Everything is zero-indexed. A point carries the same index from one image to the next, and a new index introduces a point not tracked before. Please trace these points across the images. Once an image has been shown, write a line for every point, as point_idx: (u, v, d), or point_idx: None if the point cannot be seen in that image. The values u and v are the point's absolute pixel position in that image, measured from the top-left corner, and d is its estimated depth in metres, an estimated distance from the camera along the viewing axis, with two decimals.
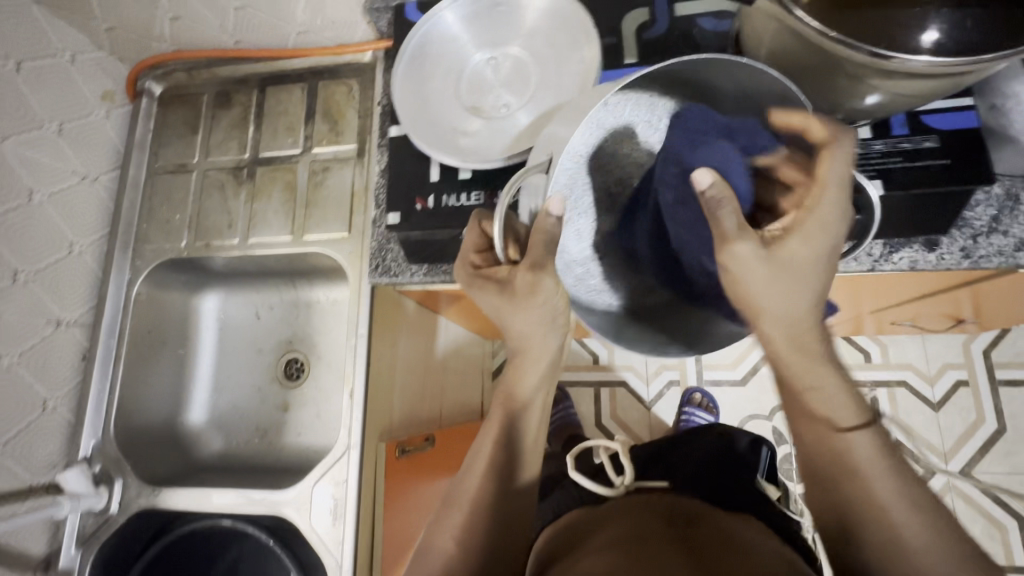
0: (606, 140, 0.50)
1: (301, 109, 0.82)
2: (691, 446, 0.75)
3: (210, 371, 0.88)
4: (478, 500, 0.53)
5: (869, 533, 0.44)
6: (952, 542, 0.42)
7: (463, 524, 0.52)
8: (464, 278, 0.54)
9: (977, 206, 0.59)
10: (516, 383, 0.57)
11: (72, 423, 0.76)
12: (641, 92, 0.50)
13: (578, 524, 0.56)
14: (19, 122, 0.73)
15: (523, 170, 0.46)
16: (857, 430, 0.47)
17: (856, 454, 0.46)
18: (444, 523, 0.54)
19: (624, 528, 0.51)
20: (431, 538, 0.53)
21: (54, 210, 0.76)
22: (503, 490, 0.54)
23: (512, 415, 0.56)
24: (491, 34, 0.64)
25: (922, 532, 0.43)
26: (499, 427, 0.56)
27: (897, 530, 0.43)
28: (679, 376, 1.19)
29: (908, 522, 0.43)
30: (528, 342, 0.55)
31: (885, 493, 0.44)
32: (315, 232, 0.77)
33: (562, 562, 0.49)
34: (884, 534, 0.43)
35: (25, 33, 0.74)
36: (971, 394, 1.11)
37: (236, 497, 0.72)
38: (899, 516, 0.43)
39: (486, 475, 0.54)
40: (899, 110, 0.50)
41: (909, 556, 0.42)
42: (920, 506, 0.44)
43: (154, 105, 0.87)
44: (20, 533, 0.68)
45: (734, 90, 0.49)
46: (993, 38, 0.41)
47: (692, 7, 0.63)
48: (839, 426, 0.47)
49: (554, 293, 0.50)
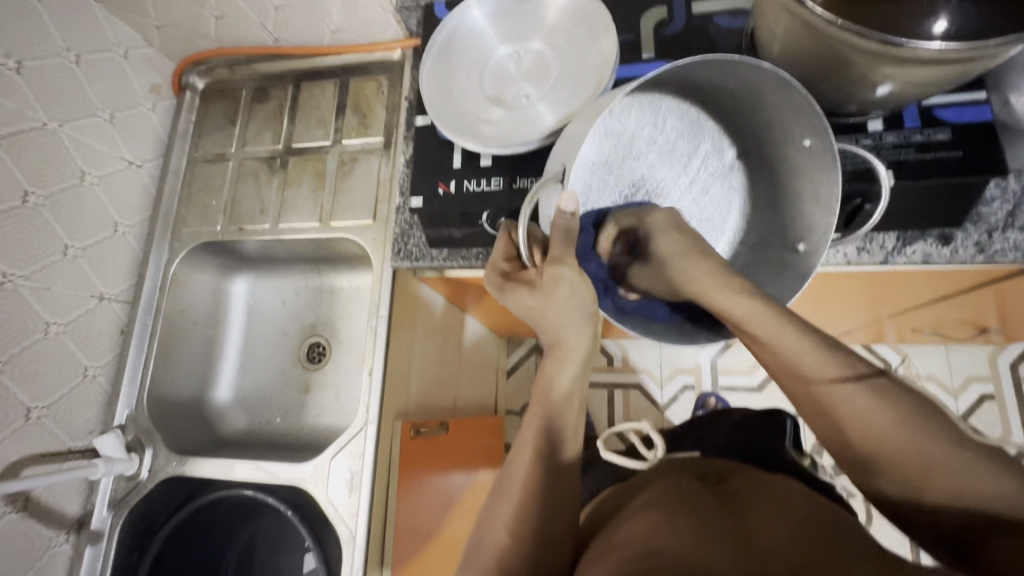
0: (620, 142, 0.57)
1: (332, 103, 0.86)
2: (715, 422, 0.77)
3: (238, 351, 0.93)
4: (529, 492, 0.50)
5: (862, 450, 0.44)
6: (927, 425, 0.42)
7: (516, 516, 0.49)
8: (495, 287, 0.56)
9: (993, 202, 0.60)
10: (554, 380, 0.55)
11: (109, 392, 0.80)
12: (644, 95, 0.57)
13: (615, 496, 0.59)
14: (75, 108, 0.79)
15: (540, 182, 0.49)
16: (846, 382, 0.45)
17: (833, 390, 0.45)
18: (494, 515, 0.50)
19: (661, 487, 0.53)
20: (483, 534, 0.50)
21: (102, 192, 0.82)
22: (550, 474, 0.51)
23: (551, 410, 0.54)
24: (514, 28, 0.67)
25: (903, 425, 0.43)
26: (542, 419, 0.54)
27: (886, 441, 0.43)
28: (694, 381, 1.19)
29: (889, 423, 0.43)
30: (563, 337, 0.54)
31: (864, 404, 0.44)
32: (342, 219, 0.81)
33: (606, 527, 0.51)
34: (873, 445, 0.44)
35: (86, 30, 0.80)
36: (996, 408, 1.08)
37: (255, 470, 0.75)
38: (884, 427, 0.43)
39: (533, 464, 0.51)
40: (910, 101, 0.51)
41: (900, 460, 0.42)
42: (894, 401, 0.44)
43: (197, 98, 0.93)
44: (58, 493, 0.73)
45: (733, 80, 0.54)
46: (1002, 24, 0.42)
47: (708, 6, 0.65)
48: (823, 380, 0.45)
49: (579, 282, 0.50)
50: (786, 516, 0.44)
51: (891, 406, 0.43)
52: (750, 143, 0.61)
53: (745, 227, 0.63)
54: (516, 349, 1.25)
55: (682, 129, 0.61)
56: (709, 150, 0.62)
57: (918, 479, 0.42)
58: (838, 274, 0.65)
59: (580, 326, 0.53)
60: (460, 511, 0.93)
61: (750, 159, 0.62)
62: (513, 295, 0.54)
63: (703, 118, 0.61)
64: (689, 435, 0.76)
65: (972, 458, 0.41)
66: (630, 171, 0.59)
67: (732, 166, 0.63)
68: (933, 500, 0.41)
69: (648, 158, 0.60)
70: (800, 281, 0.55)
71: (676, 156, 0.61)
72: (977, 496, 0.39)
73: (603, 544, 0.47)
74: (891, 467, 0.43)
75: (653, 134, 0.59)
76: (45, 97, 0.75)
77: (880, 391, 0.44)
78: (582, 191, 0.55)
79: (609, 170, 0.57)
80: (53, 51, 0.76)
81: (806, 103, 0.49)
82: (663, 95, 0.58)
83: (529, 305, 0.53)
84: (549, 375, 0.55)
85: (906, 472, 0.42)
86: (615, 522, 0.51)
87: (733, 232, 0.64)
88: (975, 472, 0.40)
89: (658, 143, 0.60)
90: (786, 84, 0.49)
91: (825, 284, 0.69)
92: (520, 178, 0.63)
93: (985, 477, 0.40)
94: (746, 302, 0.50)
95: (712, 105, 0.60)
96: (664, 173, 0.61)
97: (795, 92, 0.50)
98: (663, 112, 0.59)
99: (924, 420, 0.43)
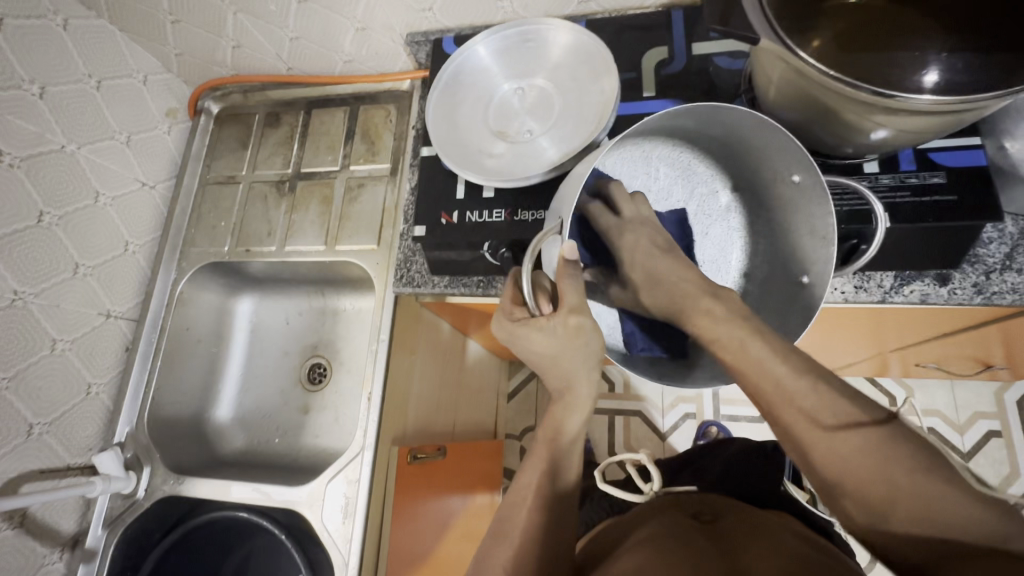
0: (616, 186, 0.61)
1: (341, 130, 0.88)
2: (714, 452, 0.76)
3: (240, 370, 0.94)
4: (530, 529, 0.50)
5: (830, 476, 0.43)
6: (891, 451, 0.41)
7: (515, 556, 0.49)
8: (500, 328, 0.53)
9: (990, 243, 0.60)
10: (564, 425, 0.54)
11: (110, 410, 0.81)
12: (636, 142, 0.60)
13: (612, 528, 0.59)
14: (94, 131, 0.81)
15: (542, 234, 0.48)
16: (818, 412, 0.43)
17: (800, 405, 0.44)
18: (493, 555, 0.50)
19: (654, 526, 0.53)
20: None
21: (115, 212, 0.84)
22: (552, 516, 0.51)
23: (556, 449, 0.54)
24: (519, 66, 0.70)
25: (869, 444, 0.41)
26: (546, 454, 0.54)
27: (853, 468, 0.41)
28: (695, 410, 1.18)
29: (854, 442, 0.42)
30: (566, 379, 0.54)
31: (826, 422, 0.43)
32: (347, 243, 0.82)
33: (602, 561, 0.51)
34: (836, 465, 0.42)
35: (108, 57, 0.83)
36: (1004, 446, 1.06)
37: (251, 492, 0.76)
38: (847, 446, 0.42)
39: (537, 504, 0.51)
40: (904, 146, 0.52)
41: (865, 479, 0.41)
42: (868, 429, 0.42)
43: (211, 122, 0.96)
44: (55, 510, 0.73)
45: (723, 127, 0.56)
46: (992, 78, 0.43)
47: (708, 47, 0.67)
48: (801, 414, 0.44)
49: (596, 336, 0.51)
50: (779, 557, 0.44)
51: (862, 437, 0.42)
52: (743, 183, 0.63)
53: (749, 263, 0.64)
54: (516, 374, 1.26)
55: (675, 177, 0.64)
56: (705, 191, 0.65)
57: (882, 502, 0.40)
58: (836, 310, 0.65)
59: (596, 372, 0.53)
60: (455, 536, 0.92)
61: (745, 200, 0.64)
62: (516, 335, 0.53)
63: (694, 164, 0.64)
64: (690, 466, 0.75)
65: (938, 481, 0.39)
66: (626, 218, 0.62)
67: (730, 207, 0.65)
68: (896, 526, 0.40)
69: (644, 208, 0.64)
70: (807, 316, 0.54)
71: (671, 204, 0.65)
72: (941, 523, 0.38)
73: None
74: (855, 487, 0.41)
75: (646, 181, 0.63)
76: (66, 121, 0.78)
77: (864, 421, 0.42)
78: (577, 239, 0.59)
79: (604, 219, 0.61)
80: (75, 77, 0.79)
81: (796, 147, 0.50)
82: (653, 144, 0.62)
83: (531, 345, 0.53)
84: (555, 410, 0.55)
85: (868, 496, 0.41)
86: (611, 556, 0.51)
87: (738, 269, 0.65)
88: (938, 496, 0.38)
89: (652, 189, 0.64)
90: (769, 126, 0.51)
91: (824, 318, 0.69)
92: (521, 210, 0.64)
93: (951, 503, 0.38)
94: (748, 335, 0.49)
95: (701, 151, 0.62)
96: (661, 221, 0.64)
97: (777, 133, 0.51)
98: (655, 162, 0.63)
99: (890, 441, 0.41)
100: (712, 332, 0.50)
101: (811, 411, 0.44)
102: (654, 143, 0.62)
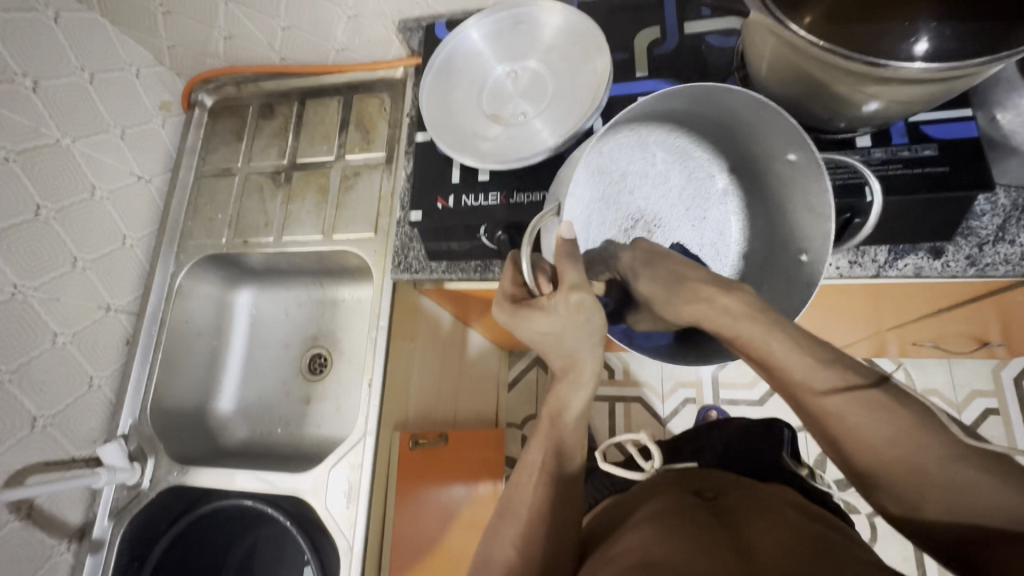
0: (613, 175, 0.61)
1: (335, 120, 0.88)
2: (715, 430, 0.77)
3: (240, 362, 0.94)
4: (537, 506, 0.51)
5: (860, 461, 0.45)
6: (920, 434, 0.43)
7: (522, 533, 0.50)
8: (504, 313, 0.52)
9: (983, 215, 0.61)
10: (566, 405, 0.55)
11: (113, 403, 0.82)
12: (631, 130, 0.60)
13: (616, 506, 0.59)
14: (88, 125, 0.81)
15: (540, 215, 0.49)
16: (831, 390, 0.46)
17: (827, 402, 0.46)
18: (501, 534, 0.51)
19: (659, 503, 0.53)
20: (492, 555, 0.51)
21: (112, 206, 0.84)
22: (556, 493, 0.51)
23: (562, 429, 0.55)
24: (512, 49, 0.70)
25: (899, 434, 0.43)
26: (551, 432, 0.55)
27: (882, 456, 0.43)
28: (695, 394, 1.19)
29: (884, 434, 0.44)
30: (570, 360, 0.55)
31: (845, 409, 0.45)
32: (344, 232, 0.82)
33: (606, 537, 0.52)
34: (869, 458, 0.44)
35: (100, 50, 0.83)
36: (1001, 423, 1.07)
37: (256, 480, 0.76)
38: (878, 439, 0.44)
39: (543, 482, 0.52)
40: (897, 117, 0.52)
41: (899, 470, 0.43)
42: (889, 412, 0.44)
43: (205, 115, 0.96)
44: (61, 502, 0.74)
45: (721, 108, 0.56)
46: (980, 45, 0.43)
47: (700, 26, 0.67)
48: (815, 391, 0.46)
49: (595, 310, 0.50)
50: (781, 528, 0.45)
51: (886, 419, 0.44)
52: (739, 165, 0.63)
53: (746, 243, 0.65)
54: (517, 362, 1.26)
55: (670, 162, 0.64)
56: (701, 176, 0.65)
57: (913, 490, 0.42)
58: (832, 286, 0.66)
59: (596, 349, 0.53)
60: (459, 524, 0.93)
61: (742, 183, 0.64)
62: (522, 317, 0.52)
63: (690, 149, 0.64)
64: (691, 444, 0.76)
65: (967, 468, 0.41)
66: (627, 206, 0.62)
67: (727, 191, 0.65)
68: (929, 512, 0.42)
69: (642, 192, 0.63)
70: (807, 292, 0.55)
71: (668, 187, 0.64)
72: (976, 509, 0.40)
73: (601, 556, 0.47)
74: (887, 477, 0.43)
75: (643, 167, 0.62)
76: (59, 114, 0.78)
77: (885, 396, 0.45)
78: (580, 228, 0.58)
79: (605, 207, 0.61)
80: (67, 71, 0.79)
81: (795, 131, 0.51)
82: (648, 130, 0.61)
83: (535, 328, 0.52)
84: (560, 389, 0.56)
85: (900, 481, 0.43)
86: (615, 533, 0.51)
87: (738, 252, 0.65)
88: (970, 481, 0.40)
89: (650, 175, 0.63)
90: (762, 105, 0.52)
91: (822, 297, 0.70)
92: (516, 193, 0.64)
93: (982, 490, 0.40)
94: (745, 309, 0.50)
95: (697, 133, 0.62)
96: (659, 205, 0.64)
97: (772, 111, 0.51)
98: (649, 146, 0.62)
99: (919, 431, 0.43)
100: (722, 312, 0.51)
101: (831, 401, 0.46)
102: (649, 129, 0.61)
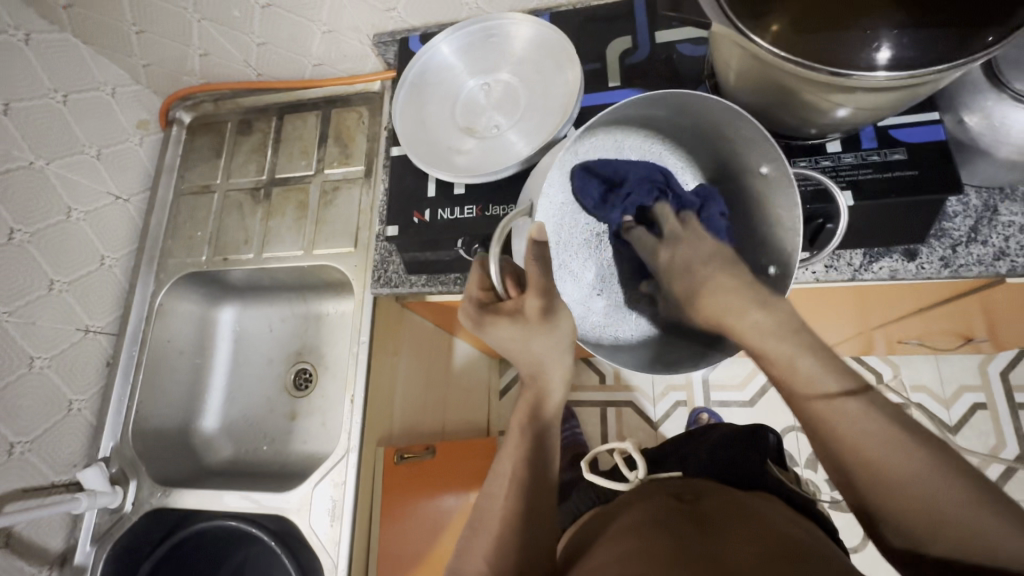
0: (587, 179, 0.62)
1: (314, 135, 0.88)
2: (704, 436, 0.77)
3: (224, 379, 0.93)
4: (507, 517, 0.51)
5: (872, 490, 0.45)
6: (943, 473, 0.43)
7: (495, 545, 0.50)
8: (471, 316, 0.52)
9: (955, 217, 0.61)
10: (539, 417, 0.55)
11: (94, 425, 0.81)
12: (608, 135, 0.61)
13: (594, 521, 0.59)
14: (62, 147, 0.81)
15: (512, 213, 0.49)
16: (862, 410, 0.47)
17: (847, 427, 0.47)
18: (475, 548, 0.51)
19: (638, 514, 0.53)
20: (463, 567, 0.51)
21: (88, 226, 0.83)
22: (530, 507, 0.51)
23: (536, 439, 0.55)
24: (484, 61, 0.70)
25: (920, 472, 0.43)
26: (523, 441, 0.54)
27: (899, 486, 0.44)
28: (686, 397, 1.19)
29: (907, 467, 0.44)
30: (544, 372, 0.54)
31: (869, 434, 0.46)
32: (324, 246, 0.82)
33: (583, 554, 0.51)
34: (882, 488, 0.45)
35: (73, 71, 0.83)
36: (989, 417, 1.08)
37: (240, 499, 0.76)
38: (902, 472, 0.44)
39: (514, 494, 0.52)
40: (864, 122, 0.52)
41: (913, 505, 0.43)
42: (912, 449, 0.44)
43: (184, 132, 0.95)
44: (42, 528, 0.73)
45: (692, 114, 0.56)
46: (942, 51, 0.44)
47: (670, 35, 0.67)
48: (836, 407, 0.48)
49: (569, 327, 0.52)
50: (753, 539, 0.45)
51: (910, 454, 0.44)
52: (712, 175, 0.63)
53: None
54: (507, 369, 1.26)
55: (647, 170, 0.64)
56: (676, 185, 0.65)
57: (924, 528, 0.42)
58: (810, 290, 0.66)
59: (565, 356, 0.54)
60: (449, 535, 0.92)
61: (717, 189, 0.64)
62: (492, 327, 0.52)
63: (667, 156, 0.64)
64: (678, 451, 0.76)
65: (980, 509, 0.41)
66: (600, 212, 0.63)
67: None
68: (936, 551, 0.42)
69: None
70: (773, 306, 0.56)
71: None
72: (983, 550, 0.40)
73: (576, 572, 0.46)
74: (898, 507, 0.44)
75: None
76: (33, 137, 0.78)
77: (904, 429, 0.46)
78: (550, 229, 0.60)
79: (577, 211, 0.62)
80: (40, 92, 0.79)
81: (765, 139, 0.51)
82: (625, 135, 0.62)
83: (507, 339, 0.52)
84: (537, 399, 0.56)
85: (909, 514, 0.43)
86: (591, 548, 0.51)
87: None
88: (988, 524, 0.40)
89: None
90: (736, 116, 0.52)
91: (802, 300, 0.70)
92: (492, 206, 0.64)
93: (999, 534, 0.40)
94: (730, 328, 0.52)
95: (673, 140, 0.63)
96: None
97: (744, 122, 0.52)
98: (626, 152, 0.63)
99: (940, 471, 0.43)
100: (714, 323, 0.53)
101: (848, 421, 0.47)
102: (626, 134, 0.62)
